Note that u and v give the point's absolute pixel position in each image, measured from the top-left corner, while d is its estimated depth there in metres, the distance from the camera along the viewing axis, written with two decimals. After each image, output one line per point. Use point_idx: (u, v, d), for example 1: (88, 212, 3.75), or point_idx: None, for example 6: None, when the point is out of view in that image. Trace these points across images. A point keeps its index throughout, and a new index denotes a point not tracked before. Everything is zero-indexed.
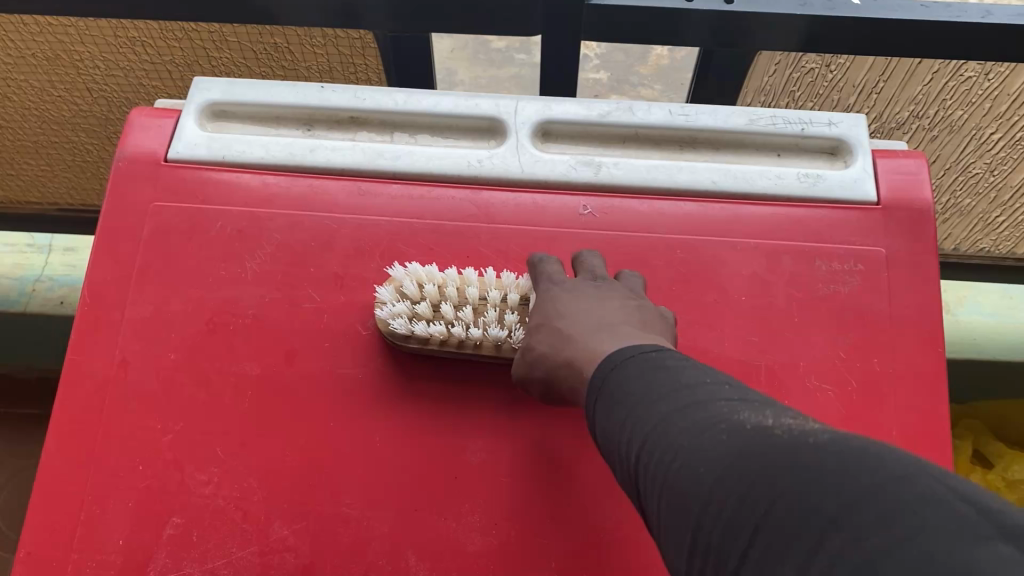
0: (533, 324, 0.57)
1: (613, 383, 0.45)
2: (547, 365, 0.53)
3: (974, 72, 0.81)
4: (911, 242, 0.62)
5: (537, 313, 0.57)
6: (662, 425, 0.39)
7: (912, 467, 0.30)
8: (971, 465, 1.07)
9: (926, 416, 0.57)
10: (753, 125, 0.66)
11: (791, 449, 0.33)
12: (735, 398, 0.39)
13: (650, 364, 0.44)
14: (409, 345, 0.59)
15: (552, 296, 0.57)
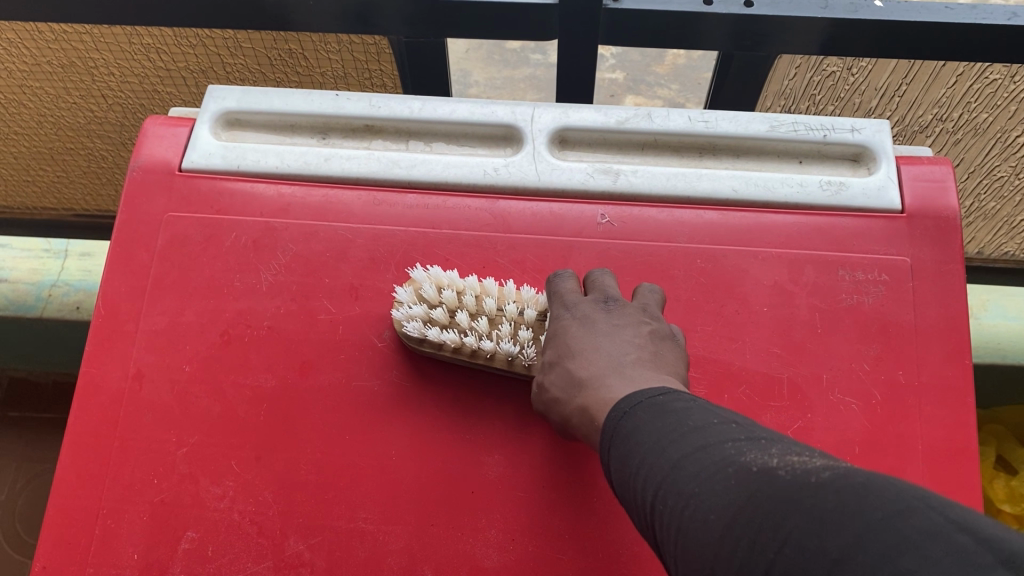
0: (545, 361, 0.54)
1: (624, 429, 0.43)
2: (560, 411, 0.51)
3: (999, 75, 0.80)
4: (937, 251, 0.61)
5: (550, 348, 0.54)
6: (674, 472, 0.37)
7: (912, 498, 0.28)
8: (994, 471, 1.06)
9: (953, 430, 0.56)
10: (774, 131, 0.65)
11: (794, 492, 0.31)
12: (744, 437, 0.37)
13: (660, 406, 0.42)
14: (422, 348, 0.58)
15: (564, 328, 0.54)
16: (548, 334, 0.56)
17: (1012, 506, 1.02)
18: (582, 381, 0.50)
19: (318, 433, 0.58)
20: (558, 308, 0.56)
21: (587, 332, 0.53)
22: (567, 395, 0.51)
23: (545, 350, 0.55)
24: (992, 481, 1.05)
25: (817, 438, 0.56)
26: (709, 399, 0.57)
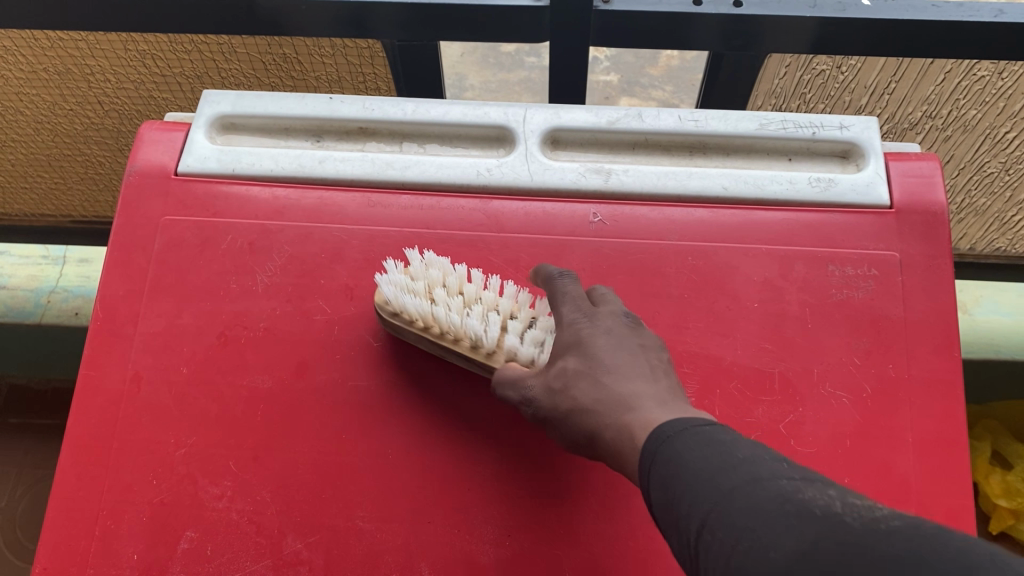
0: (562, 369, 0.51)
1: (665, 453, 0.39)
2: (591, 422, 0.48)
3: (987, 72, 0.81)
4: (926, 246, 0.61)
5: (571, 356, 0.52)
6: (723, 502, 0.34)
7: (991, 558, 0.24)
8: (990, 466, 1.07)
9: (943, 422, 0.57)
10: (763, 129, 0.66)
11: (863, 539, 0.27)
12: (800, 476, 0.34)
13: (705, 434, 0.39)
14: (394, 321, 0.59)
15: (588, 338, 0.52)
16: (563, 339, 0.53)
17: (1008, 501, 1.04)
18: (618, 398, 0.47)
19: (315, 432, 0.59)
20: (574, 315, 0.54)
21: (615, 347, 0.51)
22: (598, 411, 0.48)
23: (560, 357, 0.52)
24: (988, 476, 1.06)
25: (809, 432, 0.57)
26: (701, 394, 0.58)
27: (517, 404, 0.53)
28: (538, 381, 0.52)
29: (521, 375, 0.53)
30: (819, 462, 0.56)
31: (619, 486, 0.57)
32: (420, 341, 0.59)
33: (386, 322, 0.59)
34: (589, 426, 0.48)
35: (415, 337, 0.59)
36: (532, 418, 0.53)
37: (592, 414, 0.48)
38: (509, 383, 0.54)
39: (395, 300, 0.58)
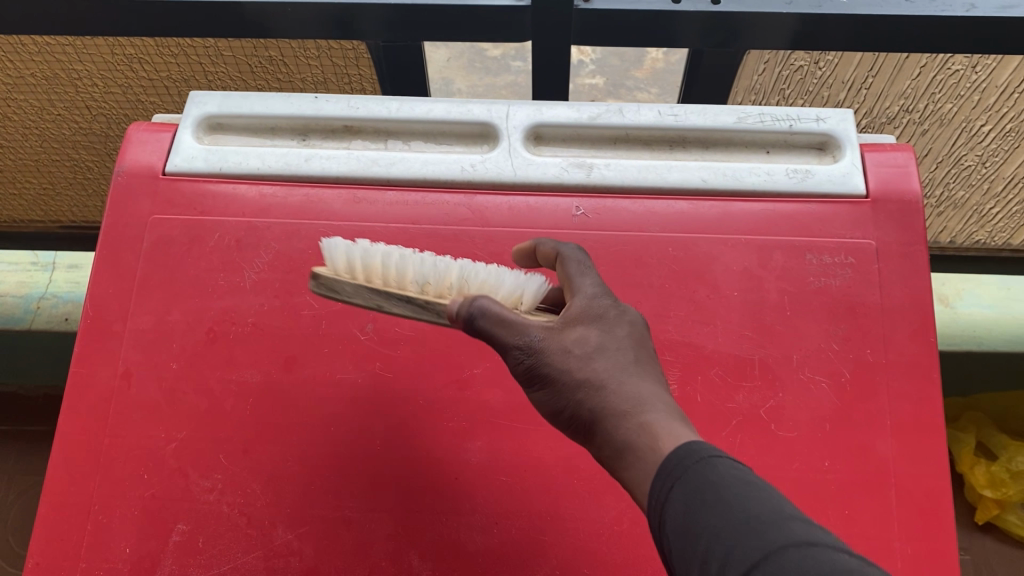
0: (585, 338, 0.45)
1: (698, 478, 0.36)
2: (603, 406, 0.43)
3: (961, 66, 0.82)
4: (901, 234, 0.63)
5: (596, 328, 0.46)
6: (772, 556, 0.30)
7: None
8: (975, 457, 1.09)
9: (919, 406, 0.58)
10: (741, 123, 0.67)
11: None
12: (856, 554, 0.30)
13: (745, 476, 0.35)
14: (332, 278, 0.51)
15: (616, 319, 0.47)
16: (586, 306, 0.47)
17: (993, 491, 1.06)
18: (647, 392, 0.43)
19: (304, 424, 0.59)
20: (599, 290, 0.49)
21: (643, 341, 0.46)
22: (618, 398, 0.43)
23: (580, 322, 0.46)
24: (972, 468, 1.08)
25: (788, 416, 0.58)
26: (683, 381, 0.59)
27: (504, 345, 0.46)
28: (548, 334, 0.46)
29: (527, 321, 0.46)
30: (798, 446, 0.57)
31: (604, 473, 0.58)
32: (358, 299, 0.50)
33: (323, 280, 0.50)
34: (599, 406, 0.43)
35: (354, 293, 0.50)
36: (516, 366, 0.46)
37: (611, 396, 0.43)
38: (501, 320, 0.46)
39: (333, 261, 0.52)
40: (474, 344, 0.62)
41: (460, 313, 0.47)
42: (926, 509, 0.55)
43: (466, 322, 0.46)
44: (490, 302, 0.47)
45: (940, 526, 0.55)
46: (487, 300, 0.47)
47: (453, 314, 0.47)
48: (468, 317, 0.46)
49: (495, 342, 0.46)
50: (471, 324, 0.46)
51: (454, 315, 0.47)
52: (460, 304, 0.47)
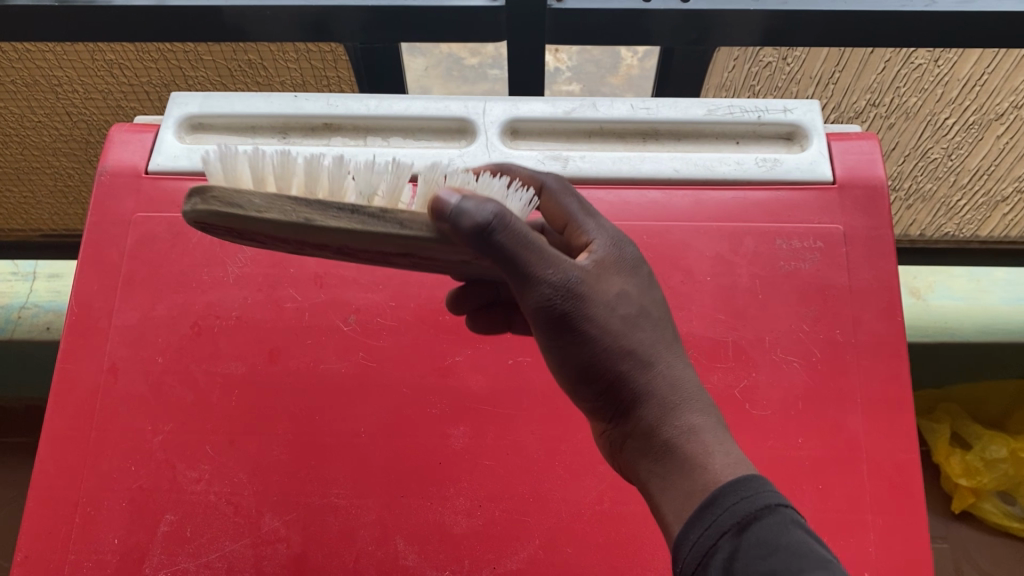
0: (626, 300, 0.44)
1: (753, 531, 0.36)
2: (654, 398, 0.44)
3: (924, 60, 0.85)
4: (867, 219, 0.65)
5: (629, 288, 0.45)
6: None
7: None
8: (950, 447, 1.09)
9: (887, 382, 0.60)
10: (711, 115, 0.69)
11: None
12: None
13: (801, 538, 0.36)
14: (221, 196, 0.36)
15: (639, 273, 0.46)
16: (616, 259, 0.45)
17: (969, 480, 1.06)
18: (689, 386, 0.44)
19: (290, 414, 0.60)
20: (617, 236, 0.47)
21: (665, 304, 0.47)
22: (667, 390, 0.44)
23: (613, 274, 0.44)
24: (948, 457, 1.08)
25: (762, 395, 0.60)
26: None
27: (541, 282, 0.40)
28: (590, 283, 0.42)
29: (563, 256, 0.41)
30: (772, 423, 0.59)
31: (583, 455, 0.59)
32: (273, 216, 0.36)
33: (218, 194, 0.36)
34: (646, 385, 0.44)
35: (265, 208, 0.36)
36: (541, 302, 0.41)
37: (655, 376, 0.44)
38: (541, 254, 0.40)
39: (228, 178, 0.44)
40: (456, 333, 0.64)
41: (457, 224, 0.36)
42: (898, 482, 0.57)
43: (493, 244, 0.37)
44: (517, 222, 0.38)
45: (912, 499, 0.57)
46: (509, 213, 0.38)
47: (449, 221, 0.36)
48: (491, 232, 0.37)
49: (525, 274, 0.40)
50: (494, 244, 0.37)
51: (448, 221, 0.36)
52: (468, 206, 0.36)
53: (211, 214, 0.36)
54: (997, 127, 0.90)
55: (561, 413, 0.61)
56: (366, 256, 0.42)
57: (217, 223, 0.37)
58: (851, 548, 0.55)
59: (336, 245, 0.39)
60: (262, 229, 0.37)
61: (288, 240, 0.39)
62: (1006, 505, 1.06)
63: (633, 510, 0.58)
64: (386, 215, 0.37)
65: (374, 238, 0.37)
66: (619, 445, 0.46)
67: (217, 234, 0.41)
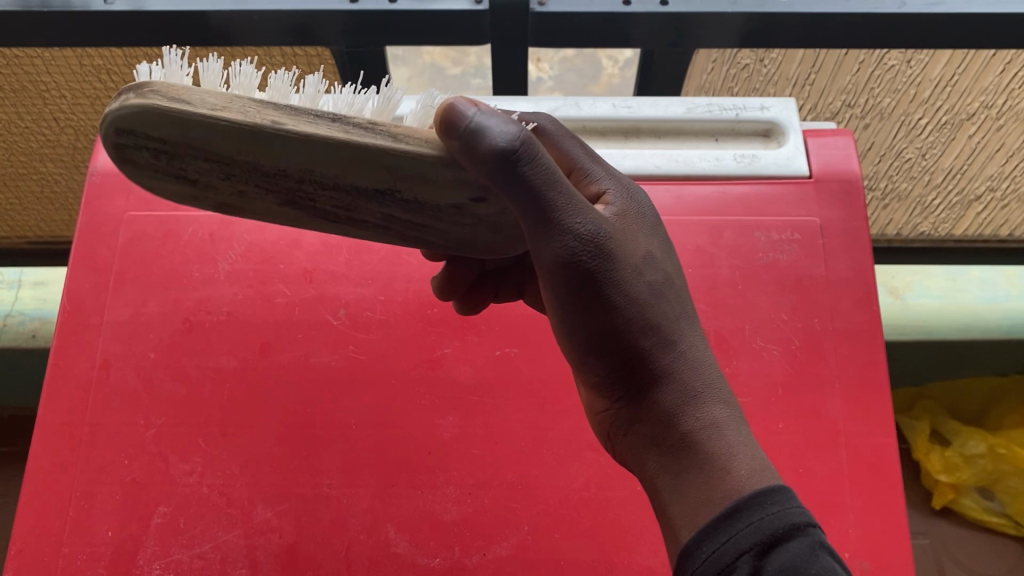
0: (650, 267, 0.45)
1: (777, 553, 0.37)
2: (678, 386, 0.45)
3: (896, 61, 0.87)
4: (843, 211, 0.67)
5: (653, 259, 0.46)
6: None
7: None
8: (929, 444, 1.09)
9: (864, 368, 0.62)
10: (691, 113, 0.71)
11: None
12: None
13: (825, 564, 0.37)
14: (167, 95, 0.37)
15: (656, 237, 0.47)
16: (638, 224, 0.46)
17: (948, 476, 1.06)
18: (709, 371, 0.46)
19: (280, 406, 0.62)
20: (632, 200, 0.47)
21: (683, 280, 0.48)
22: (689, 376, 0.45)
23: (636, 240, 0.45)
24: (928, 454, 1.08)
25: (743, 382, 0.61)
26: None
27: (568, 230, 0.41)
28: (617, 242, 0.43)
29: (591, 209, 0.42)
30: (753, 409, 0.60)
31: (571, 441, 0.61)
32: (232, 116, 0.37)
33: (163, 91, 0.37)
34: (668, 365, 0.45)
35: (220, 107, 0.37)
36: (567, 250, 0.41)
37: (676, 358, 0.45)
38: (572, 203, 0.41)
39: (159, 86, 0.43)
40: (445, 325, 0.65)
41: (477, 137, 0.38)
42: (875, 465, 0.59)
43: (519, 175, 0.39)
44: (544, 158, 0.40)
45: (891, 480, 0.58)
46: (536, 146, 0.40)
47: (465, 131, 0.38)
48: (518, 159, 0.39)
49: (556, 221, 0.41)
50: (522, 175, 0.39)
51: (469, 125, 0.38)
52: (489, 125, 0.38)
53: (157, 110, 0.36)
54: (968, 127, 0.93)
55: (548, 403, 0.62)
56: (325, 194, 0.42)
57: (158, 129, 0.38)
58: (831, 528, 0.57)
59: (297, 166, 0.39)
60: (214, 134, 0.37)
61: (240, 160, 0.39)
62: (985, 500, 1.06)
63: (619, 496, 0.59)
64: (365, 128, 0.39)
65: (347, 150, 0.38)
66: (626, 426, 0.47)
67: (150, 161, 0.40)
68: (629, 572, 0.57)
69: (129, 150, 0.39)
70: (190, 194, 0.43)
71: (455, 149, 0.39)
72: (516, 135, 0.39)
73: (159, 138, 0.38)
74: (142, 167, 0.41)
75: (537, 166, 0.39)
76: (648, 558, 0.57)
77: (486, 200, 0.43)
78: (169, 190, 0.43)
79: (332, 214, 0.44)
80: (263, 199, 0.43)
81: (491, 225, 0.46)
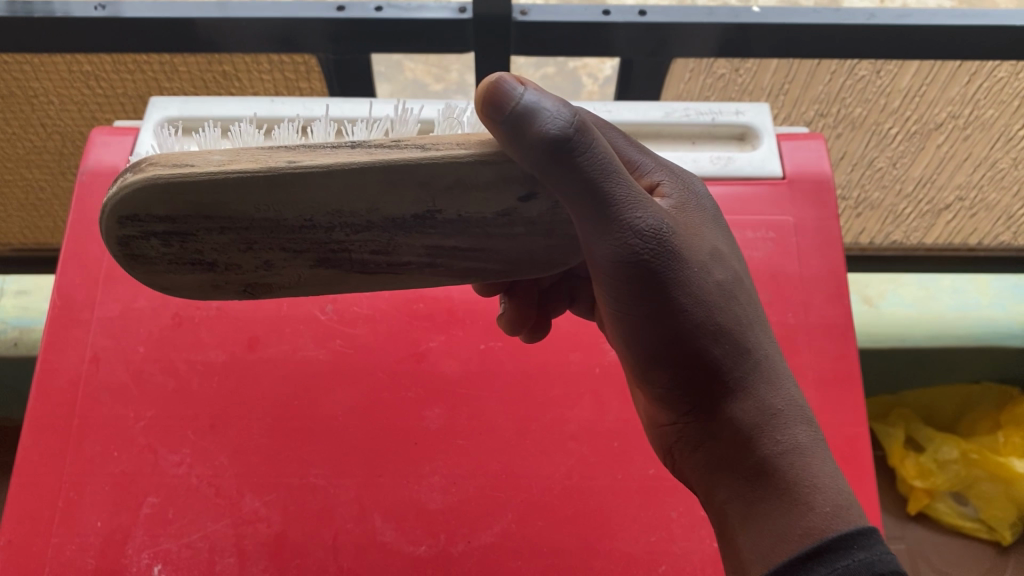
0: (718, 266, 0.46)
1: None
2: (755, 404, 0.46)
3: (866, 72, 0.90)
4: (815, 211, 0.70)
5: (719, 259, 0.46)
6: None
7: None
8: (905, 450, 1.10)
9: (836, 360, 0.64)
10: (668, 117, 0.73)
11: None
12: None
13: None
14: (164, 167, 0.40)
15: (720, 230, 0.48)
16: (700, 222, 0.47)
17: (923, 481, 1.07)
18: (784, 385, 0.46)
19: (269, 399, 0.63)
20: (692, 199, 0.48)
21: (750, 281, 0.48)
22: (764, 391, 0.46)
23: (703, 240, 0.46)
24: (903, 460, 1.09)
25: None
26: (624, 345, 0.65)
27: (631, 229, 0.42)
28: (682, 241, 0.44)
29: (654, 205, 0.43)
30: None
31: (553, 432, 0.63)
32: (241, 166, 0.40)
33: (158, 162, 0.41)
34: (741, 376, 0.46)
35: (220, 163, 0.40)
36: (634, 252, 0.42)
37: (749, 368, 0.46)
38: (634, 200, 0.42)
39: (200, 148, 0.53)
40: (431, 320, 0.67)
41: (523, 115, 0.39)
42: (847, 453, 0.60)
43: (576, 166, 0.40)
44: (600, 148, 0.40)
45: (863, 467, 0.60)
46: (592, 134, 0.40)
47: (508, 111, 0.39)
48: (570, 145, 0.39)
49: (620, 221, 0.41)
50: (578, 166, 0.40)
51: (509, 106, 0.39)
52: (536, 104, 0.39)
53: (159, 182, 0.40)
54: (936, 137, 0.95)
55: (531, 395, 0.64)
56: (358, 238, 0.43)
57: (163, 204, 0.41)
58: None
59: (325, 210, 0.41)
60: (224, 193, 0.40)
61: (259, 218, 0.42)
62: (960, 506, 1.07)
63: (601, 484, 0.61)
64: (388, 146, 0.41)
65: (373, 173, 0.40)
66: (696, 443, 0.48)
67: (161, 249, 0.43)
68: (611, 559, 0.58)
69: (137, 241, 0.43)
70: (212, 281, 0.46)
71: (502, 138, 0.40)
72: (570, 122, 0.39)
73: (169, 216, 0.41)
74: (155, 261, 0.44)
75: (594, 159, 0.40)
76: (628, 544, 0.59)
77: (535, 196, 0.42)
78: (188, 283, 0.46)
79: (370, 263, 0.45)
80: (294, 264, 0.44)
81: (546, 228, 0.44)
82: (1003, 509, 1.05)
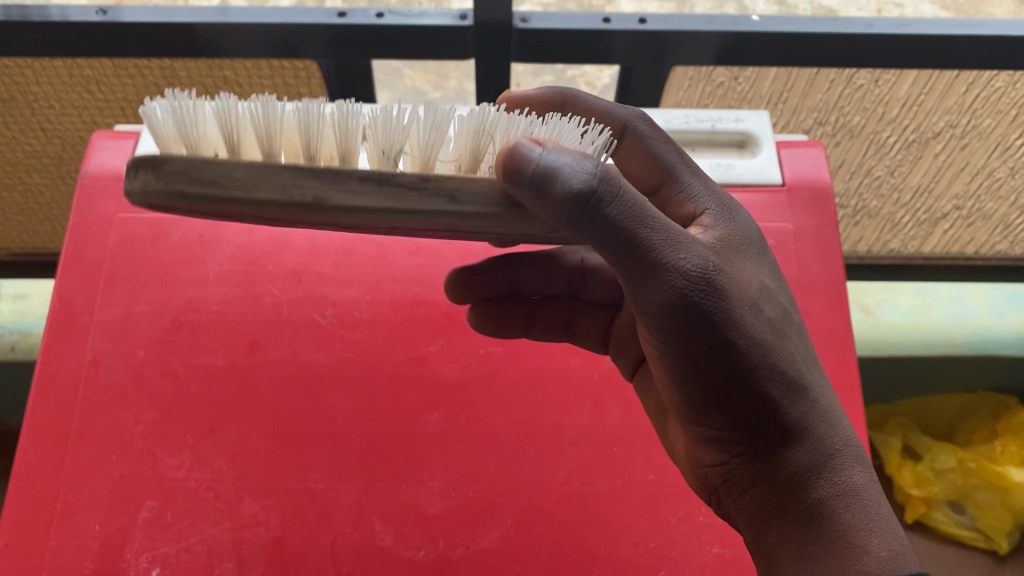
0: (768, 302, 0.47)
1: None
2: (812, 445, 0.46)
3: (865, 80, 0.91)
4: (814, 218, 0.71)
5: (766, 292, 0.48)
6: None
7: None
8: (901, 457, 1.02)
9: (835, 366, 0.64)
10: (668, 124, 0.73)
11: None
12: None
13: None
14: (186, 183, 0.35)
15: (767, 266, 0.50)
16: (745, 257, 0.50)
17: (920, 490, 0.99)
18: (839, 424, 0.47)
19: (268, 403, 0.63)
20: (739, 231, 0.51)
21: (798, 318, 0.50)
22: (819, 431, 0.46)
23: (754, 275, 0.48)
24: (899, 468, 1.01)
25: None
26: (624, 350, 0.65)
27: (675, 270, 0.42)
28: (730, 280, 0.45)
29: (698, 245, 0.43)
30: None
31: (552, 437, 0.63)
32: (270, 194, 0.35)
33: (183, 170, 0.35)
34: (797, 417, 0.46)
35: (248, 185, 0.35)
36: (682, 293, 0.42)
37: (805, 408, 0.47)
38: (677, 240, 0.42)
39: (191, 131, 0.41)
40: (431, 325, 0.68)
41: (549, 177, 0.37)
42: None
43: (603, 217, 0.39)
44: (630, 196, 0.40)
45: None
46: (620, 183, 0.39)
47: (533, 173, 0.36)
48: (599, 199, 0.38)
49: (666, 264, 0.41)
50: (604, 216, 0.39)
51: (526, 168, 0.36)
52: (560, 168, 0.37)
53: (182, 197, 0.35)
54: (934, 146, 0.96)
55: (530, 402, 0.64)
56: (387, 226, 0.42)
57: (187, 205, 0.36)
58: None
59: (357, 227, 0.39)
60: (254, 211, 0.36)
61: (286, 219, 0.38)
62: (957, 515, 1.00)
63: (600, 490, 0.61)
64: (419, 185, 0.36)
65: (405, 216, 0.37)
66: (745, 484, 0.48)
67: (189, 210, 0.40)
68: (610, 564, 0.58)
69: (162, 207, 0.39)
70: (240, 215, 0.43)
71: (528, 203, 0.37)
72: (592, 173, 0.38)
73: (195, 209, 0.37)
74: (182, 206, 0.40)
75: (620, 204, 0.39)
76: (628, 550, 0.58)
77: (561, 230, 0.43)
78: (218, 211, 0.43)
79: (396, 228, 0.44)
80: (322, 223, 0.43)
81: None
82: (1000, 518, 0.98)
